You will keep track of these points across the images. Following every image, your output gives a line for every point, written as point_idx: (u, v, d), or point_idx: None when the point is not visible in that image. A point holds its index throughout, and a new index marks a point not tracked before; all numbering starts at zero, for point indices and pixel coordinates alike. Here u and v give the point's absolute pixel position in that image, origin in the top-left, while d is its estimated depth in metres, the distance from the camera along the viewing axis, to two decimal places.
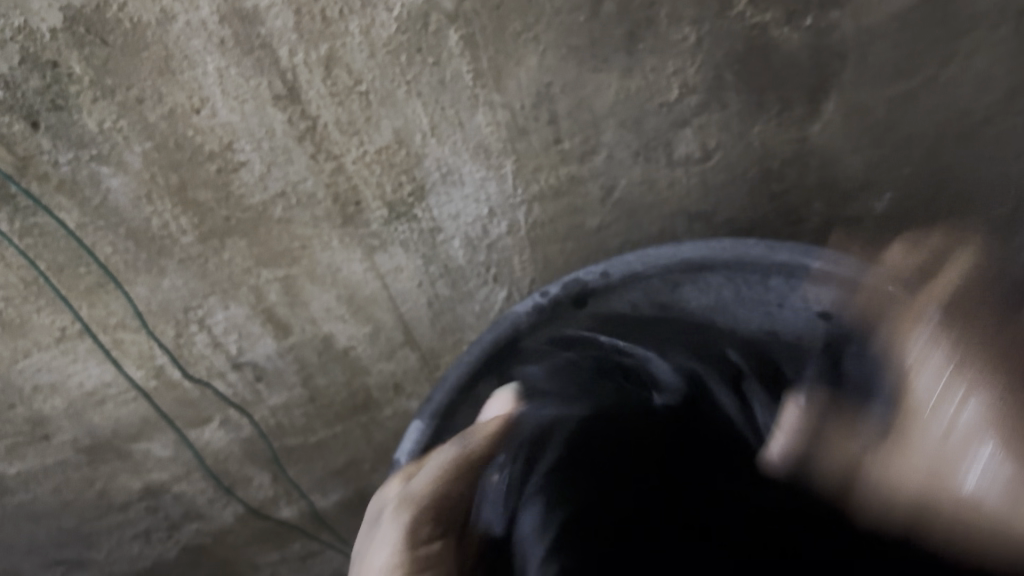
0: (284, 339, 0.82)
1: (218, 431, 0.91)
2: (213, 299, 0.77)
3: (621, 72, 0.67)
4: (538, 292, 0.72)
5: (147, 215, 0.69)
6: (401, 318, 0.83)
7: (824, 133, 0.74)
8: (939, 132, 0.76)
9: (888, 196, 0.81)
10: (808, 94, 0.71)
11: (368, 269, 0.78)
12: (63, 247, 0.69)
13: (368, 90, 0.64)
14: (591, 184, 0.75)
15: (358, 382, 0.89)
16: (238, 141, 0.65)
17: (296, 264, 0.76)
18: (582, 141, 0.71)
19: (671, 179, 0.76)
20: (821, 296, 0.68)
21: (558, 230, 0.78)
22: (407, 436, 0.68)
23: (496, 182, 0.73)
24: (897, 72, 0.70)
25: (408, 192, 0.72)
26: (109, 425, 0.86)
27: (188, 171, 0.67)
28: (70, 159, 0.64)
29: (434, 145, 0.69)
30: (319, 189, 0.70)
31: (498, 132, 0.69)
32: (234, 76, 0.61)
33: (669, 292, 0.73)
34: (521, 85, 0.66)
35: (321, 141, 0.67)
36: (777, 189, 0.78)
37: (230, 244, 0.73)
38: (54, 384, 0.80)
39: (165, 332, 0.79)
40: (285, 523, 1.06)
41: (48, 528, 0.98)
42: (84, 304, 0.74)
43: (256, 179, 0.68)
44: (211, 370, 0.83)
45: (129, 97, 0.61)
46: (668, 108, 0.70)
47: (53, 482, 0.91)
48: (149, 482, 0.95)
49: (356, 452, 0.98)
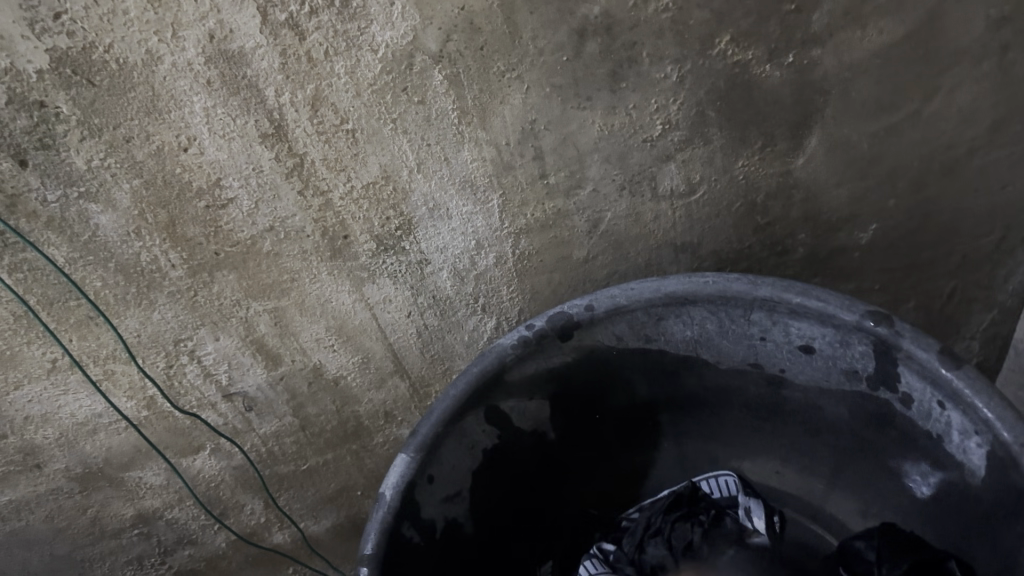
0: (274, 369, 0.83)
1: (210, 459, 0.91)
2: (204, 331, 0.77)
3: (604, 110, 0.68)
4: (523, 325, 0.70)
5: (136, 250, 0.70)
6: (391, 347, 0.83)
7: (808, 166, 0.75)
8: (923, 165, 0.76)
9: (873, 227, 0.81)
10: (790, 129, 0.71)
11: (357, 300, 0.78)
12: (53, 281, 0.70)
13: (354, 128, 0.65)
14: (577, 218, 0.75)
15: (349, 411, 0.89)
16: (226, 177, 0.66)
17: (286, 296, 0.76)
18: (568, 176, 0.72)
19: (656, 213, 0.76)
20: (803, 332, 0.67)
21: (545, 262, 0.79)
22: (392, 469, 0.67)
23: (483, 216, 0.74)
24: (880, 107, 0.71)
25: (395, 226, 0.73)
26: (101, 454, 0.87)
27: (177, 208, 0.68)
28: (59, 196, 0.65)
29: (421, 181, 0.70)
30: (308, 224, 0.71)
31: (484, 167, 0.70)
32: (221, 115, 0.62)
33: (654, 325, 0.71)
34: (506, 123, 0.67)
35: (309, 177, 0.67)
36: (762, 221, 0.78)
37: (219, 277, 0.73)
38: (45, 414, 0.81)
39: (155, 364, 0.79)
40: (277, 549, 1.06)
41: (41, 555, 0.98)
42: (74, 336, 0.75)
43: (244, 214, 0.69)
44: (202, 400, 0.84)
45: (116, 136, 0.62)
46: (652, 144, 0.71)
47: (46, 509, 0.92)
48: (141, 509, 0.95)
49: (347, 479, 0.98)
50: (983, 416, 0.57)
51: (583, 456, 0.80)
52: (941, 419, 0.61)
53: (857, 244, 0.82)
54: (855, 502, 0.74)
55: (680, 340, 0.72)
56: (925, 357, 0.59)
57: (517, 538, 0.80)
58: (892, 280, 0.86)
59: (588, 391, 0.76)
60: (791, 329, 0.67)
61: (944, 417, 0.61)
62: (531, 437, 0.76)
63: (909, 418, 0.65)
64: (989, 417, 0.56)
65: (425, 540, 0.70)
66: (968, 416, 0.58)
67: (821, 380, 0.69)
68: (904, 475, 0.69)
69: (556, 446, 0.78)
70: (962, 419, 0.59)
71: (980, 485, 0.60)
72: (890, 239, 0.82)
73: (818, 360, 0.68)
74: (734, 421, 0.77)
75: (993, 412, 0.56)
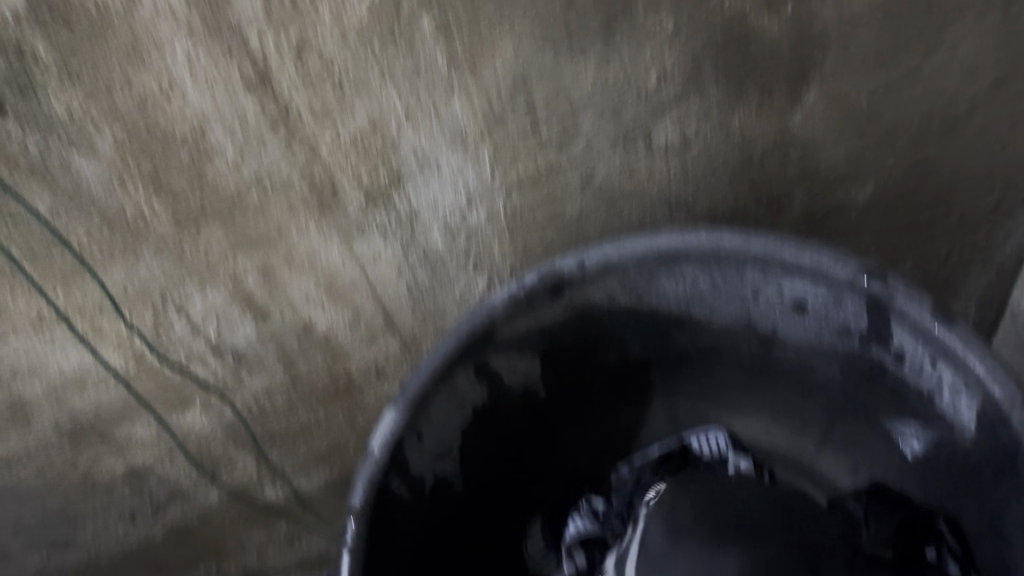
0: (263, 325, 0.82)
1: (200, 415, 0.91)
2: (191, 285, 0.77)
3: (598, 62, 0.66)
4: (515, 282, 0.67)
5: (120, 201, 0.69)
6: (382, 304, 0.83)
7: (806, 122, 0.73)
8: (922, 122, 0.74)
9: (870, 186, 0.79)
10: (788, 84, 0.70)
11: (347, 256, 0.77)
12: (37, 233, 0.69)
13: (341, 77, 0.64)
14: (570, 174, 0.74)
15: (340, 368, 0.89)
16: (210, 127, 0.65)
17: (274, 251, 0.76)
18: (561, 130, 0.71)
19: (651, 169, 0.75)
20: (796, 290, 0.66)
21: (537, 219, 0.77)
22: (378, 426, 0.66)
23: (474, 170, 0.72)
24: (880, 63, 0.69)
25: (384, 180, 0.72)
26: (90, 409, 0.87)
27: (161, 159, 0.66)
28: (40, 145, 0.64)
29: (410, 133, 0.69)
30: (295, 176, 0.70)
31: (475, 120, 0.69)
32: (204, 62, 0.61)
33: (645, 282, 0.69)
34: (497, 74, 0.66)
35: (296, 128, 0.66)
36: (758, 179, 0.77)
37: (206, 230, 0.72)
38: (33, 368, 0.81)
39: (143, 319, 0.79)
40: (269, 505, 1.07)
41: (34, 509, 0.99)
42: (59, 289, 0.74)
43: (230, 165, 0.68)
44: (191, 355, 0.84)
45: (97, 83, 0.61)
46: (647, 98, 0.69)
47: (37, 464, 0.92)
48: (132, 464, 0.95)
49: (340, 436, 0.98)
50: (975, 373, 0.56)
51: (574, 413, 0.79)
52: (932, 377, 0.61)
53: (854, 204, 0.81)
54: (844, 459, 0.75)
55: (672, 298, 0.71)
56: (919, 315, 0.59)
57: (503, 491, 0.79)
58: (889, 241, 0.85)
59: (578, 348, 0.75)
60: (784, 287, 0.66)
61: (935, 375, 0.61)
62: (520, 394, 0.76)
63: (900, 376, 0.64)
64: (980, 375, 0.56)
65: (412, 495, 0.69)
66: (958, 373, 0.58)
67: (812, 338, 0.69)
68: (894, 434, 0.69)
69: (545, 403, 0.78)
70: (953, 377, 0.58)
71: (970, 444, 0.60)
72: (887, 198, 0.81)
73: (810, 319, 0.67)
74: (726, 379, 0.77)
75: (985, 369, 0.56)
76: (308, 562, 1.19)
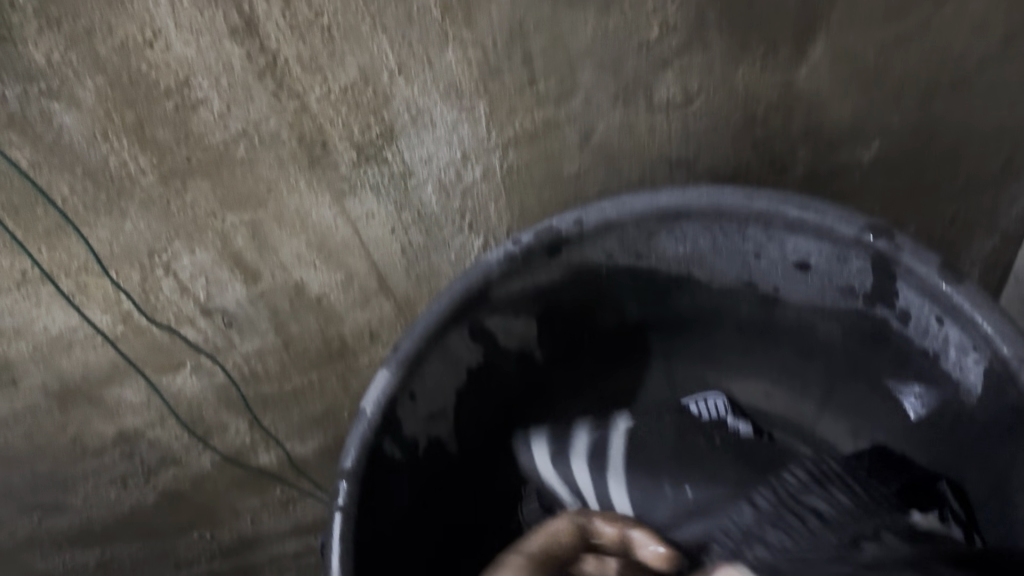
0: (254, 285, 0.80)
1: (191, 377, 0.90)
2: (179, 243, 0.75)
3: (598, 9, 0.64)
4: (510, 241, 0.66)
5: (104, 154, 0.67)
6: (375, 265, 0.81)
7: (811, 77, 0.71)
8: (930, 79, 0.72)
9: (876, 145, 0.77)
10: (794, 36, 0.67)
11: (339, 214, 0.76)
12: (19, 187, 0.67)
13: (329, 24, 0.61)
14: (568, 129, 0.72)
15: (333, 330, 0.87)
16: (195, 77, 0.63)
17: (263, 208, 0.74)
18: (558, 83, 0.68)
19: (651, 125, 0.73)
20: (798, 249, 0.64)
21: (534, 176, 0.75)
22: (372, 385, 0.65)
23: (469, 125, 0.70)
24: (888, 15, 0.67)
25: (376, 134, 0.70)
26: (78, 370, 0.85)
27: (145, 109, 0.64)
28: (19, 94, 0.61)
29: (402, 85, 0.66)
30: (284, 129, 0.68)
31: (469, 71, 0.66)
32: (187, 7, 0.59)
33: (645, 241, 0.67)
34: (492, 22, 0.63)
35: (283, 78, 0.64)
36: (761, 136, 0.75)
37: (193, 186, 0.70)
38: (18, 328, 0.79)
39: (129, 277, 0.77)
40: (263, 470, 1.06)
41: (24, 474, 0.97)
42: (43, 246, 0.72)
43: (216, 117, 0.66)
44: (180, 315, 0.82)
45: (77, 29, 0.59)
46: (648, 49, 0.67)
47: (25, 427, 0.91)
48: (123, 428, 0.94)
49: (334, 400, 0.97)
50: (983, 332, 0.55)
51: (569, 376, 0.78)
52: (939, 336, 0.59)
53: (860, 163, 0.79)
54: (845, 422, 0.72)
55: (671, 258, 0.69)
56: (925, 273, 0.57)
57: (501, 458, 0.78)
58: (894, 202, 0.83)
59: (575, 310, 0.73)
60: (786, 245, 0.64)
61: (942, 334, 0.59)
62: (518, 356, 0.74)
63: (904, 336, 0.63)
64: (989, 333, 0.55)
65: (407, 457, 0.68)
66: (966, 332, 0.56)
67: (815, 298, 0.67)
68: (895, 396, 0.67)
69: (543, 366, 0.76)
70: (960, 336, 0.57)
71: (975, 404, 0.59)
72: (893, 158, 0.79)
73: (813, 279, 0.66)
74: (724, 342, 0.75)
75: (995, 328, 0.54)
76: (303, 526, 1.18)
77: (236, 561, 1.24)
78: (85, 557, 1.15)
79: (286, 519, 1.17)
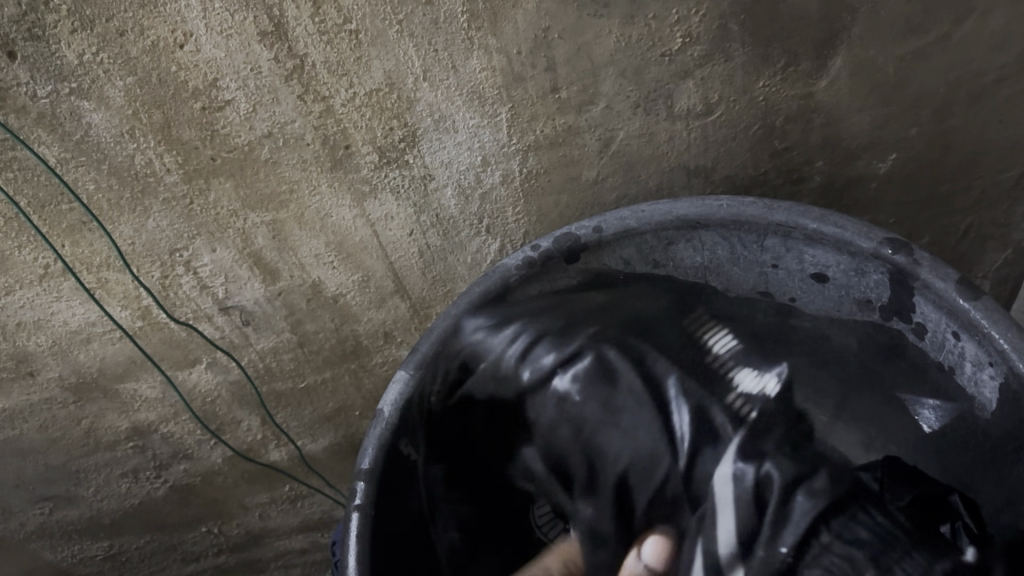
0: (272, 284, 0.81)
1: (206, 373, 0.90)
2: (200, 241, 0.76)
3: (622, 19, 0.64)
4: (529, 246, 0.70)
5: (130, 152, 0.67)
6: (393, 266, 0.82)
7: (831, 89, 0.71)
8: (948, 93, 0.72)
9: (892, 158, 0.77)
10: (816, 48, 0.67)
11: (358, 216, 0.76)
12: (45, 182, 0.68)
13: (357, 29, 0.62)
14: (588, 136, 0.72)
15: (348, 329, 0.88)
16: (223, 78, 0.63)
17: (284, 209, 0.74)
18: (580, 91, 0.69)
19: (670, 133, 0.73)
20: (816, 260, 0.66)
21: (552, 182, 0.76)
22: (391, 387, 0.68)
23: (490, 130, 0.71)
24: (909, 29, 0.67)
25: (399, 137, 0.70)
26: (95, 364, 0.86)
27: (172, 109, 0.65)
28: (50, 92, 0.62)
29: (426, 90, 0.67)
30: (308, 131, 0.68)
31: (493, 78, 0.67)
32: (218, 10, 0.59)
33: (663, 249, 0.70)
34: (518, 29, 0.64)
35: (309, 81, 0.64)
36: (780, 146, 0.75)
37: (216, 185, 0.71)
38: (38, 321, 0.80)
39: (150, 274, 0.78)
40: (274, 466, 1.06)
41: (36, 465, 0.98)
42: (66, 242, 0.73)
43: (242, 118, 0.66)
44: (198, 312, 0.83)
45: (109, 29, 0.60)
46: (671, 58, 0.67)
47: (40, 419, 0.92)
48: (136, 421, 0.95)
49: (346, 398, 0.97)
50: (998, 347, 0.55)
51: None
52: (954, 350, 0.60)
53: (875, 174, 0.79)
54: None
55: (689, 266, 0.71)
56: (942, 288, 0.58)
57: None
58: (908, 214, 0.84)
59: None
60: (804, 256, 0.66)
61: (958, 348, 0.59)
62: None
63: (920, 349, 0.63)
64: (1005, 349, 0.54)
65: (423, 458, 0.70)
66: (982, 347, 0.56)
67: (832, 308, 0.68)
68: (912, 407, 0.63)
69: None
70: (976, 350, 0.57)
71: (989, 418, 0.59)
72: (909, 171, 0.79)
73: (830, 289, 0.67)
74: None
75: (1010, 343, 0.54)
76: (311, 522, 1.20)
77: (242, 556, 1.25)
78: (94, 548, 1.16)
79: (294, 515, 1.18)
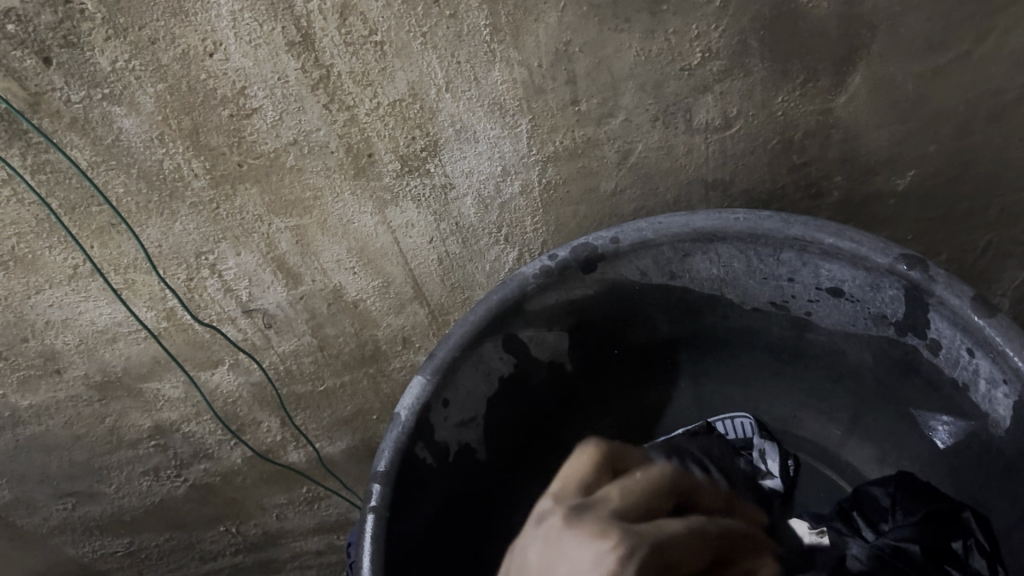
0: (294, 288, 0.83)
1: (228, 375, 0.92)
2: (225, 245, 0.77)
3: (643, 34, 0.65)
4: (547, 255, 0.68)
5: (159, 157, 0.69)
6: (412, 273, 0.83)
7: (850, 105, 0.71)
8: (968, 110, 0.72)
9: (910, 174, 0.77)
10: (835, 65, 0.68)
11: (379, 223, 0.77)
12: (77, 185, 0.70)
13: (383, 40, 0.63)
14: (607, 148, 0.73)
15: (367, 334, 0.89)
16: (251, 87, 0.65)
17: (308, 215, 0.76)
18: (600, 103, 0.70)
19: (689, 146, 0.74)
20: (832, 275, 0.65)
21: (571, 193, 0.77)
22: (408, 390, 0.66)
23: (510, 140, 0.72)
24: (929, 46, 0.67)
25: (421, 147, 0.72)
26: (120, 362, 0.88)
27: (201, 115, 0.67)
28: (83, 97, 0.64)
29: (448, 101, 0.68)
30: (332, 139, 0.70)
31: (514, 90, 0.68)
32: (248, 21, 0.61)
33: (679, 261, 0.69)
34: (539, 42, 0.65)
35: (334, 90, 0.66)
36: (798, 161, 0.76)
37: (242, 190, 0.73)
38: (66, 320, 0.82)
39: (176, 276, 0.80)
40: (292, 467, 1.08)
41: (60, 461, 1.00)
42: (95, 243, 0.75)
43: (269, 126, 0.68)
44: (221, 314, 0.84)
45: (142, 37, 0.61)
46: (690, 73, 0.68)
47: (65, 415, 0.94)
48: (159, 420, 0.97)
49: (364, 402, 0.99)
50: (1013, 365, 0.54)
51: (596, 390, 0.79)
52: (969, 367, 0.60)
53: (893, 190, 0.79)
54: (871, 447, 0.73)
55: (705, 278, 0.70)
56: (958, 304, 0.57)
57: (529, 454, 0.78)
58: (926, 231, 0.84)
59: (605, 324, 0.74)
60: (820, 271, 0.65)
61: (972, 365, 0.59)
62: (548, 367, 0.75)
63: (935, 364, 0.63)
64: (1019, 367, 0.54)
65: (437, 462, 0.69)
66: (996, 364, 0.56)
67: (847, 324, 0.68)
68: (925, 426, 0.67)
69: (574, 377, 0.78)
70: (991, 368, 0.57)
71: (1004, 436, 0.59)
72: (927, 187, 0.79)
73: (846, 303, 0.66)
74: (753, 361, 0.76)
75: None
76: (326, 524, 1.21)
77: (259, 556, 1.27)
78: (115, 544, 1.18)
79: (311, 517, 1.19)
